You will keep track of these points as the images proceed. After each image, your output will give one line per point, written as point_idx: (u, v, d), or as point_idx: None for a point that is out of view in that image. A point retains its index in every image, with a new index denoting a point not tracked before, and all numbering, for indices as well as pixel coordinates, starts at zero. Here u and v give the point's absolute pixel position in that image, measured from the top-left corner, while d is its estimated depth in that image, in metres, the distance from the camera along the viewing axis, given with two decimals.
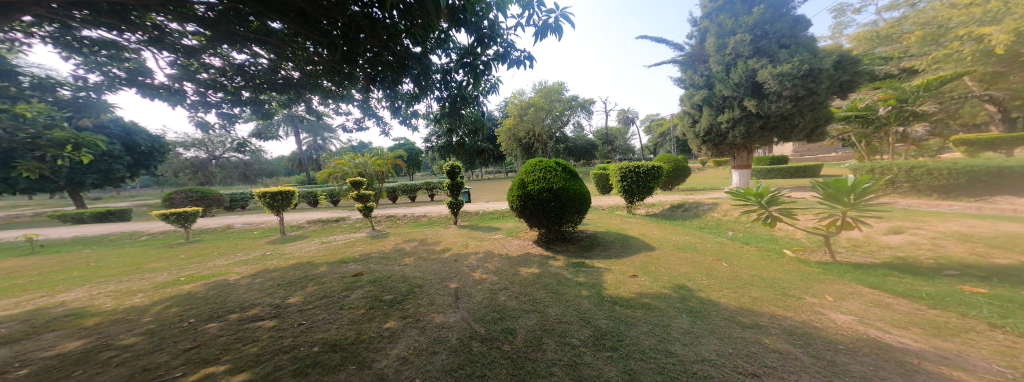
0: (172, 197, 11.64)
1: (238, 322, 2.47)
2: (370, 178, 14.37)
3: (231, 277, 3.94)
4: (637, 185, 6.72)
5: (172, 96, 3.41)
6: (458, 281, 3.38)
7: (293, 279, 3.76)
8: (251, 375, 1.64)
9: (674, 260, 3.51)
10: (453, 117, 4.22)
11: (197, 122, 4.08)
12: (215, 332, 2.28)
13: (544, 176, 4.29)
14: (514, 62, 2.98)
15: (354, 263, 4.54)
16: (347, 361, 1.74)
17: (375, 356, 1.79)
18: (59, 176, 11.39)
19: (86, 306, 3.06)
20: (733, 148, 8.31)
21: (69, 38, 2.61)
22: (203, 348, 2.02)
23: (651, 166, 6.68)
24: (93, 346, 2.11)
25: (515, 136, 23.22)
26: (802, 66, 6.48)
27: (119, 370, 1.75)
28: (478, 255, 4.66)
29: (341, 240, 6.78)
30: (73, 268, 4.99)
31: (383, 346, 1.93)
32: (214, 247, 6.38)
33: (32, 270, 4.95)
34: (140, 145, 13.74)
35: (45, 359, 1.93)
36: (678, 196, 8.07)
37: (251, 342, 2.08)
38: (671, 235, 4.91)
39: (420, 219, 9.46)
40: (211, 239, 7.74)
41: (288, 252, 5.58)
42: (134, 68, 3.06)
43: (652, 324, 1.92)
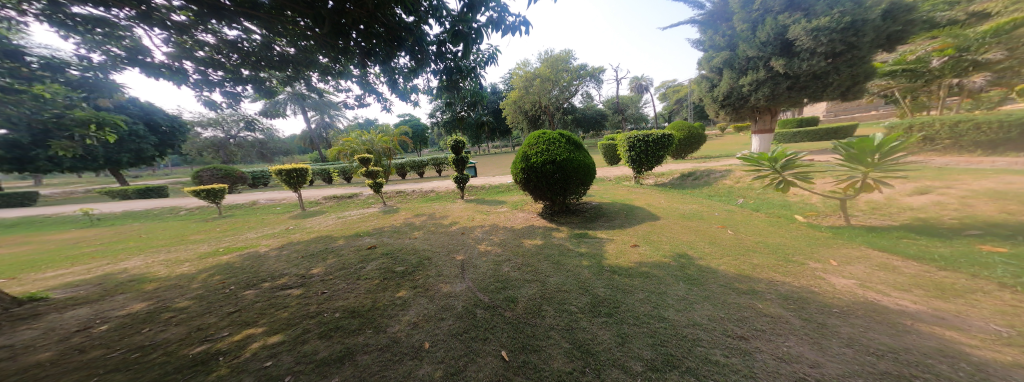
0: (199, 175, 12.09)
1: (269, 290, 2.66)
2: (378, 155, 14.43)
3: (262, 249, 4.18)
4: (645, 155, 6.55)
5: (175, 75, 3.37)
6: (465, 253, 3.51)
7: (315, 251, 3.97)
8: (285, 336, 1.80)
9: (677, 229, 3.53)
10: (451, 91, 4.12)
11: (205, 101, 4.06)
12: (252, 298, 2.47)
13: (548, 149, 4.19)
14: (509, 29, 2.78)
15: (368, 237, 4.73)
16: (365, 326, 1.88)
17: (389, 321, 1.92)
18: (95, 156, 11.89)
19: (145, 272, 3.33)
20: (754, 111, 7.92)
21: (61, 16, 2.52)
22: (244, 311, 2.20)
23: (661, 135, 6.45)
24: (155, 307, 2.33)
25: (521, 108, 22.17)
26: (843, 18, 5.80)
27: (179, 328, 1.95)
28: (485, 227, 4.77)
29: (355, 214, 6.99)
30: (129, 239, 5.38)
31: (396, 313, 2.06)
32: (244, 222, 6.72)
33: (96, 241, 5.37)
34: (161, 124, 13.94)
35: (121, 317, 2.17)
36: (689, 166, 7.84)
37: (282, 307, 2.25)
38: (678, 204, 4.86)
39: (429, 194, 9.63)
40: (241, 214, 8.14)
41: (310, 226, 5.82)
42: (131, 46, 2.99)
43: (647, 292, 1.98)
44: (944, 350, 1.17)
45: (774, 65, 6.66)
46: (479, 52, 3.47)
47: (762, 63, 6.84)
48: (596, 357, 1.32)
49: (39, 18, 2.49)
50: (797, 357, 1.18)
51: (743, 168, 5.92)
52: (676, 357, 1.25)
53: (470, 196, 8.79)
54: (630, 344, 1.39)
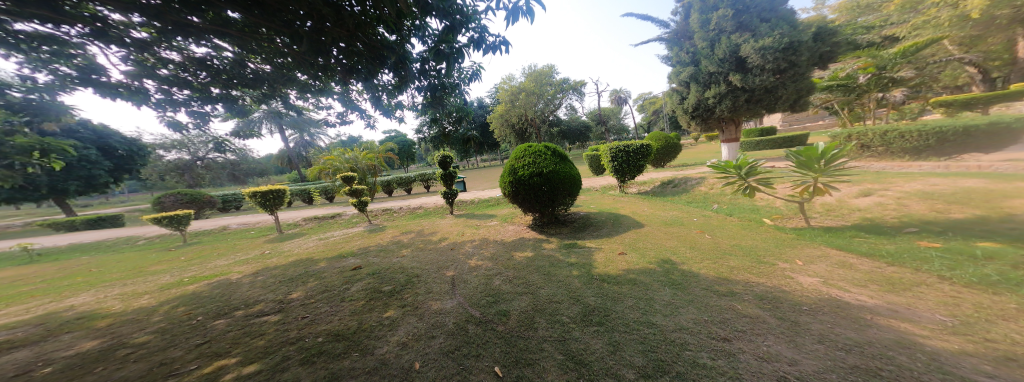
0: (162, 200, 11.25)
1: (244, 318, 2.47)
2: (361, 172, 14.07)
3: (234, 276, 3.89)
4: (627, 165, 6.77)
5: (133, 94, 3.20)
6: (454, 269, 3.42)
7: (294, 275, 3.74)
8: (260, 366, 1.66)
9: (660, 236, 3.63)
10: (435, 107, 4.15)
11: (168, 121, 3.86)
12: (223, 328, 2.28)
13: (534, 162, 4.26)
14: (490, 48, 2.88)
15: (353, 257, 4.54)
16: (350, 349, 1.77)
17: (376, 343, 1.83)
18: (37, 185, 10.80)
19: (95, 309, 3.01)
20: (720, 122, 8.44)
21: (1, 33, 2.36)
22: (214, 342, 2.02)
23: (640, 145, 6.71)
24: (109, 344, 2.10)
25: (508, 120, 22.38)
26: (784, 39, 6.49)
27: (138, 365, 1.76)
28: (473, 242, 4.70)
29: (337, 235, 6.72)
30: (76, 274, 4.86)
31: (384, 333, 1.96)
32: (212, 249, 6.26)
33: (36, 278, 4.82)
34: (117, 148, 13.05)
35: (68, 358, 1.93)
36: (669, 174, 8.19)
37: (257, 336, 2.09)
38: (660, 211, 5.02)
39: (415, 211, 9.44)
40: (210, 240, 7.61)
41: (287, 250, 5.53)
42: (84, 65, 2.83)
43: (637, 298, 1.99)
44: (902, 341, 1.25)
45: (732, 80, 7.20)
46: (463, 70, 3.54)
47: (722, 78, 7.35)
48: (589, 367, 1.30)
49: None
50: (776, 355, 1.22)
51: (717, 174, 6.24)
52: (665, 362, 1.26)
53: (457, 211, 8.70)
54: (621, 352, 1.38)
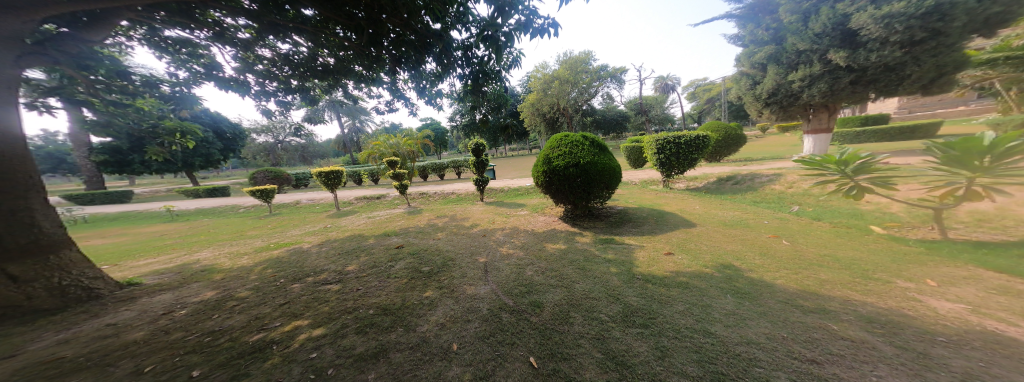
0: (255, 176, 13.59)
1: (313, 284, 2.86)
2: (403, 158, 15.19)
3: (305, 245, 4.52)
4: (676, 158, 6.22)
5: (241, 87, 3.78)
6: (487, 255, 3.55)
7: (349, 248, 4.23)
8: (325, 330, 1.92)
9: (719, 238, 3.31)
10: (476, 94, 4.25)
11: (263, 110, 4.52)
12: (298, 291, 2.68)
13: (570, 152, 4.13)
14: (537, 32, 2.79)
15: (396, 236, 4.95)
16: (396, 324, 1.95)
17: (418, 321, 1.99)
18: (176, 160, 13.80)
19: (213, 263, 3.75)
20: (804, 110, 7.40)
21: (157, 39, 2.99)
22: (292, 304, 2.38)
23: (693, 136, 6.10)
24: (222, 295, 2.61)
25: (539, 110, 21.86)
26: (925, 2, 4.92)
27: (241, 316, 2.16)
28: (506, 230, 4.82)
29: (383, 215, 7.35)
30: (200, 233, 6.14)
31: (424, 312, 2.12)
32: (289, 219, 7.36)
33: (175, 233, 6.20)
34: (226, 132, 15.75)
35: (195, 303, 2.44)
36: (727, 169, 7.38)
37: (324, 302, 2.42)
38: (716, 210, 4.57)
39: (449, 196, 9.91)
40: (288, 212, 8.96)
41: (345, 225, 6.21)
42: (208, 63, 3.38)
43: (687, 303, 1.87)
44: None
45: (833, 58, 5.96)
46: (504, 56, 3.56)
47: (815, 57, 6.23)
48: (632, 370, 1.26)
49: (142, 42, 2.96)
50: None
51: (791, 172, 5.44)
52: (727, 376, 1.17)
53: (490, 198, 8.93)
54: (672, 359, 1.31)
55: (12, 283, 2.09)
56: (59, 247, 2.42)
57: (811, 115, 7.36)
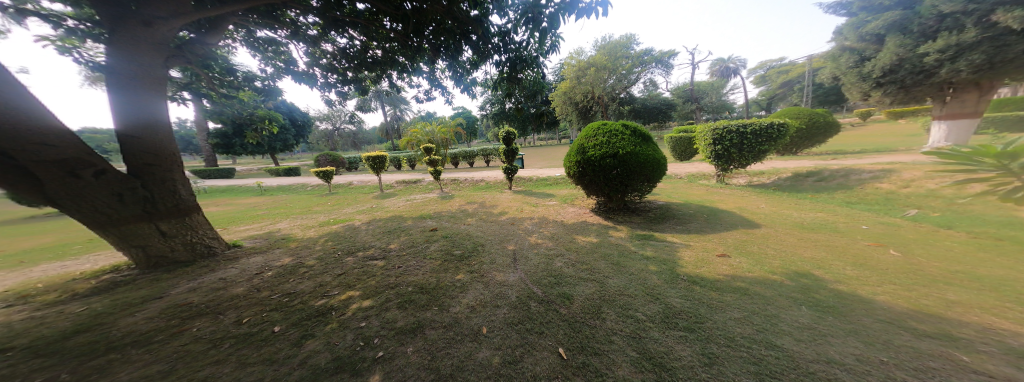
0: (319, 159, 15.41)
1: (363, 258, 3.18)
2: (437, 145, 16.20)
3: (356, 223, 5.02)
4: (737, 149, 5.58)
5: (310, 80, 4.21)
6: (515, 243, 3.61)
7: (392, 228, 4.61)
8: (371, 302, 2.13)
9: (791, 242, 2.92)
10: (513, 82, 4.23)
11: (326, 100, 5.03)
12: (352, 264, 3.00)
13: (608, 143, 3.94)
14: (583, 12, 2.63)
15: (431, 219, 5.25)
16: (431, 303, 2.09)
17: (451, 301, 2.11)
18: (266, 143, 16.23)
19: (289, 233, 4.38)
20: (937, 90, 5.83)
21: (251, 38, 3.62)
22: (346, 275, 2.68)
23: (765, 124, 5.40)
24: (295, 262, 3.03)
25: (571, 99, 20.96)
26: None
27: (310, 282, 2.50)
28: (536, 219, 4.87)
29: (420, 198, 7.81)
30: (279, 206, 7.25)
31: (456, 294, 2.24)
32: (344, 198, 8.24)
33: (264, 205, 7.44)
34: (298, 119, 17.86)
35: (276, 266, 2.89)
36: (808, 163, 6.39)
37: (371, 275, 2.68)
38: (788, 211, 4.03)
39: (478, 183, 10.17)
40: (344, 191, 10.07)
41: (387, 206, 6.76)
42: (286, 59, 3.84)
43: (744, 310, 1.71)
44: None
45: (1000, 20, 4.30)
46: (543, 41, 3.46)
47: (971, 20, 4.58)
48: (671, 373, 1.21)
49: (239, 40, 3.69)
50: None
51: (912, 167, 4.38)
52: None
53: (520, 187, 8.97)
54: (721, 367, 1.23)
55: (161, 237, 2.77)
56: (191, 211, 3.00)
57: (950, 96, 5.80)
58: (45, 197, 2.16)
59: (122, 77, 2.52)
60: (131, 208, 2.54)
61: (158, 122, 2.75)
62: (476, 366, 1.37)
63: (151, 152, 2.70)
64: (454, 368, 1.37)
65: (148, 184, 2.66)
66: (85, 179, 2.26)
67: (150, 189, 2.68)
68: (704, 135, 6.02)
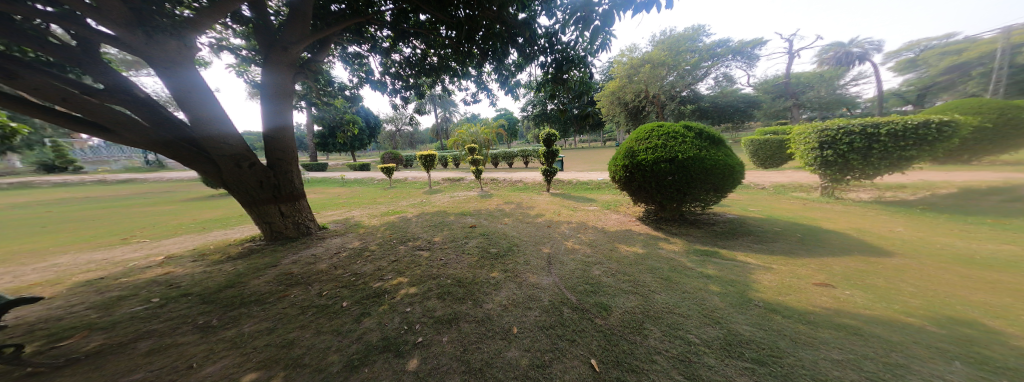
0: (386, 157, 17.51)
1: (412, 249, 3.50)
2: (481, 145, 16.90)
3: (407, 217, 5.47)
4: (860, 155, 4.42)
5: None
6: (551, 247, 3.52)
7: (437, 222, 4.90)
8: (414, 290, 2.32)
9: (946, 278, 2.08)
10: (558, 82, 4.18)
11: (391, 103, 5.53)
12: (401, 254, 3.33)
13: (661, 145, 3.65)
14: (641, 6, 2.45)
15: (471, 216, 5.42)
16: (466, 296, 2.18)
17: (484, 298, 2.14)
18: None
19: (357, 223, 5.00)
20: None
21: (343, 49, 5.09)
22: (397, 263, 2.97)
23: (912, 122, 4.04)
24: (358, 250, 3.50)
25: (620, 99, 19.89)
26: None
27: (367, 268, 2.90)
28: (577, 223, 4.73)
29: (462, 196, 8.19)
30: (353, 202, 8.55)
31: (490, 291, 2.27)
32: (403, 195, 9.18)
33: (343, 199, 8.92)
34: None
35: (344, 254, 3.38)
36: (994, 177, 4.84)
37: (416, 265, 2.93)
38: (931, 236, 2.99)
39: (517, 184, 10.26)
40: (402, 187, 11.27)
41: (434, 201, 7.24)
42: None
43: (851, 353, 1.30)
44: None
45: None
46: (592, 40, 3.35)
47: None
48: None
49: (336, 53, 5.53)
50: None
51: None
52: None
53: (561, 189, 8.80)
54: None
55: (281, 217, 3.93)
56: (299, 198, 4.14)
57: None
58: (221, 181, 3.44)
59: (269, 99, 3.90)
60: (266, 191, 3.72)
61: (285, 128, 4.06)
62: (506, 365, 1.38)
63: (280, 151, 3.93)
64: (484, 364, 1.41)
65: (277, 175, 3.84)
66: (244, 168, 3.48)
67: (278, 179, 3.86)
68: (808, 138, 4.97)
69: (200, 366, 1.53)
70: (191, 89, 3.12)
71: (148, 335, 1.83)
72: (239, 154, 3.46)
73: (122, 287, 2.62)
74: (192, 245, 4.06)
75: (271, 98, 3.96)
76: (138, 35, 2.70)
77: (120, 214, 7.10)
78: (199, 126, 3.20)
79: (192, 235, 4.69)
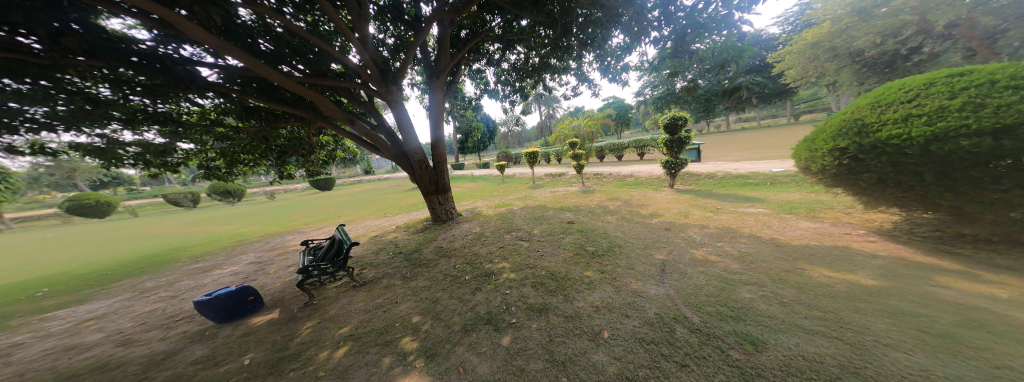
0: None
1: (515, 238, 4.94)
2: (583, 139, 16.53)
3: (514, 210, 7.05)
4: None
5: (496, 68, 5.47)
6: (665, 253, 3.69)
7: (536, 215, 6.37)
8: (514, 277, 3.47)
9: None
10: (681, 56, 3.52)
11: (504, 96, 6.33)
12: (505, 242, 4.79)
13: (959, 108, 2.45)
14: None
15: (569, 212, 6.49)
16: (558, 291, 2.95)
17: (577, 295, 2.81)
18: None
19: (487, 223, 6.06)
20: None
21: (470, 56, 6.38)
22: (513, 257, 4.11)
23: None
24: (480, 234, 5.35)
25: (803, 57, 14.00)
26: None
27: (486, 248, 4.59)
28: (697, 229, 4.39)
29: (562, 191, 9.28)
30: (477, 194, 10.51)
31: (584, 290, 2.92)
32: (516, 190, 10.37)
33: (473, 193, 11.04)
34: None
35: (479, 240, 5.00)
36: None
37: (518, 253, 4.22)
38: None
39: (625, 179, 9.65)
40: (515, 182, 12.67)
41: (535, 196, 8.86)
42: None
43: None
44: None
45: None
46: None
47: None
48: None
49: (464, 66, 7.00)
50: None
51: None
52: None
53: (694, 180, 7.53)
54: None
55: (439, 204, 6.34)
56: (445, 191, 6.39)
57: None
58: (414, 179, 6.07)
59: (434, 117, 6.23)
60: (431, 187, 6.14)
61: (441, 138, 6.27)
62: (594, 364, 1.78)
63: (439, 155, 6.22)
64: (567, 359, 1.86)
65: (436, 173, 6.16)
66: (422, 169, 5.97)
67: (438, 175, 6.21)
68: None
69: (397, 302, 3.14)
70: (401, 119, 5.72)
71: (382, 274, 4.05)
72: (422, 158, 6.05)
73: (382, 243, 5.60)
74: (401, 220, 7.62)
75: (435, 117, 6.23)
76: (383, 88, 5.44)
77: (374, 201, 12.42)
78: (407, 143, 5.86)
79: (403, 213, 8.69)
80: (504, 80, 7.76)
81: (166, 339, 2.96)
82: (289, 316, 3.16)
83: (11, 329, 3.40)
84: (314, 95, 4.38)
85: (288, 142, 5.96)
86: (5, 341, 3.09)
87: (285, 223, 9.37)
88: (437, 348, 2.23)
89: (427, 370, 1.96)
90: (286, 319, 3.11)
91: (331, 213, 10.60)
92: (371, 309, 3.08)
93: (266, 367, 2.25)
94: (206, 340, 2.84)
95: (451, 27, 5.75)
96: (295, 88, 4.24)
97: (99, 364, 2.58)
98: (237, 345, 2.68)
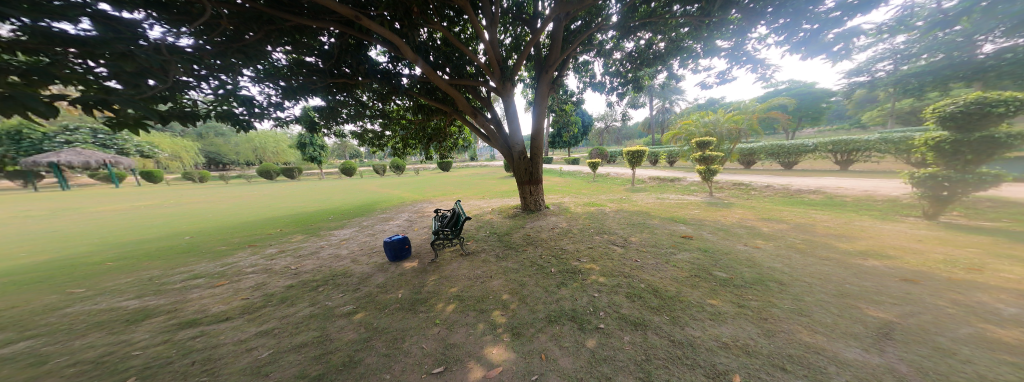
0: None
1: (613, 241, 4.42)
2: (721, 137, 13.03)
3: (606, 211, 6.63)
4: None
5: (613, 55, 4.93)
6: (890, 309, 2.31)
7: (636, 222, 5.52)
8: (604, 281, 3.03)
9: None
10: None
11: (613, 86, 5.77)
12: (596, 243, 4.38)
13: None
14: None
15: (685, 225, 5.30)
16: (663, 310, 2.35)
17: (691, 323, 2.12)
18: None
19: (583, 221, 5.68)
20: None
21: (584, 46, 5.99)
22: (603, 261, 3.64)
23: None
24: (573, 230, 5.07)
25: None
26: None
27: (573, 245, 4.28)
28: (1004, 296, 2.43)
29: (674, 199, 7.86)
30: (569, 190, 10.24)
31: (705, 320, 2.16)
32: (617, 191, 9.44)
33: (569, 187, 10.79)
34: None
35: (570, 236, 4.72)
36: None
37: (609, 259, 3.71)
38: None
39: (795, 197, 7.06)
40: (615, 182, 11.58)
41: (635, 200, 7.87)
42: None
43: None
44: None
45: None
46: None
47: None
48: None
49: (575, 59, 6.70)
50: None
51: None
52: None
53: (1007, 215, 4.39)
54: None
55: (532, 195, 6.40)
56: (538, 183, 6.40)
57: None
58: (513, 168, 6.35)
59: (538, 111, 6.25)
60: (526, 178, 6.26)
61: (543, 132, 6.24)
62: None
63: (539, 149, 6.23)
64: None
65: (533, 165, 6.23)
66: (522, 160, 6.15)
67: (534, 167, 6.27)
68: None
69: (490, 277, 3.32)
70: (511, 112, 6.01)
71: (479, 249, 4.42)
72: (522, 150, 6.23)
73: (482, 221, 6.18)
74: (496, 204, 8.26)
75: (539, 111, 6.21)
76: (501, 84, 5.78)
77: (478, 184, 14.14)
78: (513, 135, 6.14)
79: (500, 198, 9.44)
80: (613, 71, 7.02)
81: (370, 264, 4.18)
82: (422, 266, 3.88)
83: (321, 235, 5.78)
84: (453, 92, 5.11)
85: (433, 131, 7.42)
86: (321, 244, 5.18)
87: (422, 193, 12.01)
88: (522, 328, 2.18)
89: (513, 346, 1.94)
90: (421, 268, 3.84)
91: (449, 189, 12.86)
92: (473, 277, 3.36)
93: (409, 303, 2.77)
94: (384, 271, 3.81)
95: (565, 21, 5.44)
96: (442, 87, 5.08)
97: (342, 271, 3.92)
98: (397, 280, 3.47)
